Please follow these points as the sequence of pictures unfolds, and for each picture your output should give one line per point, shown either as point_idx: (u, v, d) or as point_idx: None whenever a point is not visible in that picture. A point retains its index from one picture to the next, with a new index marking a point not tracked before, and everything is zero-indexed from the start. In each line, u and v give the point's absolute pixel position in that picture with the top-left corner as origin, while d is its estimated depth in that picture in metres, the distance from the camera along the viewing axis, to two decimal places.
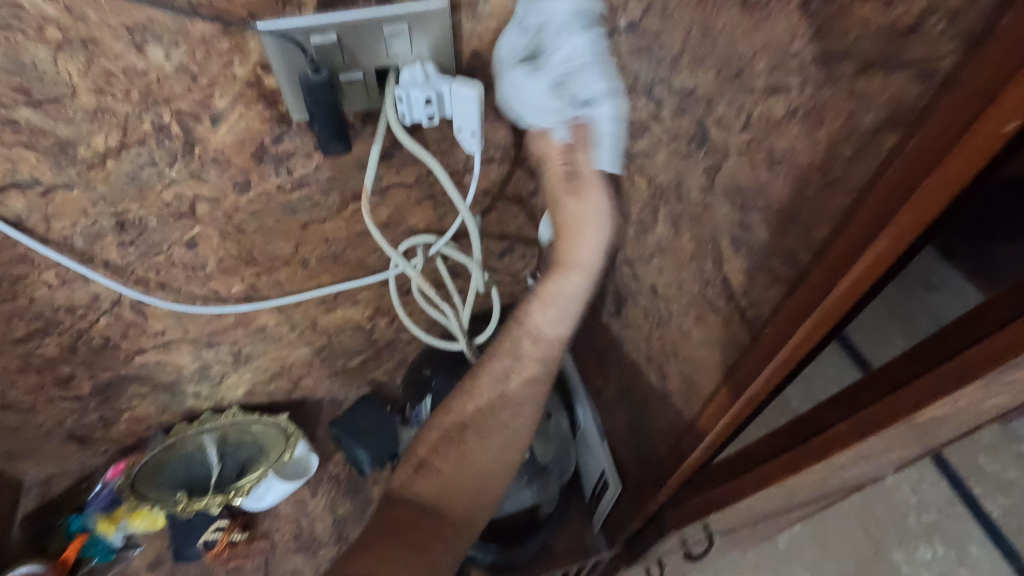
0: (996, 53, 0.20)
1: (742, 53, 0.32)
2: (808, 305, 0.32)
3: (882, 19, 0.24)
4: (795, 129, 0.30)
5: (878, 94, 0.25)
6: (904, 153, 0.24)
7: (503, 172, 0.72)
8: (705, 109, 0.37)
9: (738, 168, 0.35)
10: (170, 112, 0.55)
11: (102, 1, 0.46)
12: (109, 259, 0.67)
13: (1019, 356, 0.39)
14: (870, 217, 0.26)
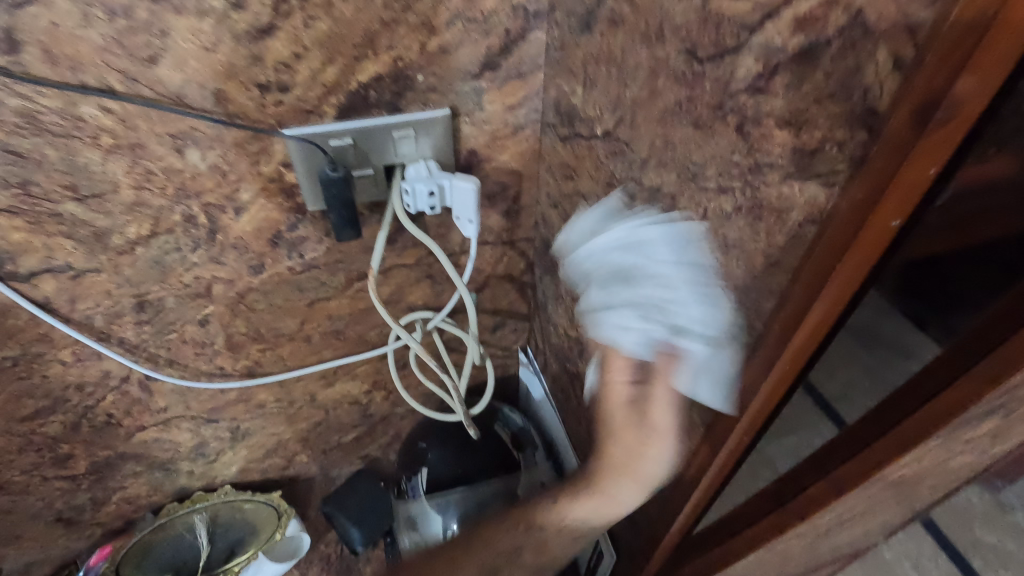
0: (871, 173, 0.27)
1: (696, 160, 0.39)
2: (766, 366, 0.37)
3: (794, 141, 0.31)
4: (741, 221, 0.36)
5: (799, 197, 0.32)
6: (820, 243, 0.30)
7: (496, 252, 0.79)
8: (670, 202, 0.44)
9: (701, 251, 0.42)
10: (199, 204, 0.61)
11: (153, 114, 0.53)
12: (124, 337, 0.71)
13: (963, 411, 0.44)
14: (803, 293, 0.32)
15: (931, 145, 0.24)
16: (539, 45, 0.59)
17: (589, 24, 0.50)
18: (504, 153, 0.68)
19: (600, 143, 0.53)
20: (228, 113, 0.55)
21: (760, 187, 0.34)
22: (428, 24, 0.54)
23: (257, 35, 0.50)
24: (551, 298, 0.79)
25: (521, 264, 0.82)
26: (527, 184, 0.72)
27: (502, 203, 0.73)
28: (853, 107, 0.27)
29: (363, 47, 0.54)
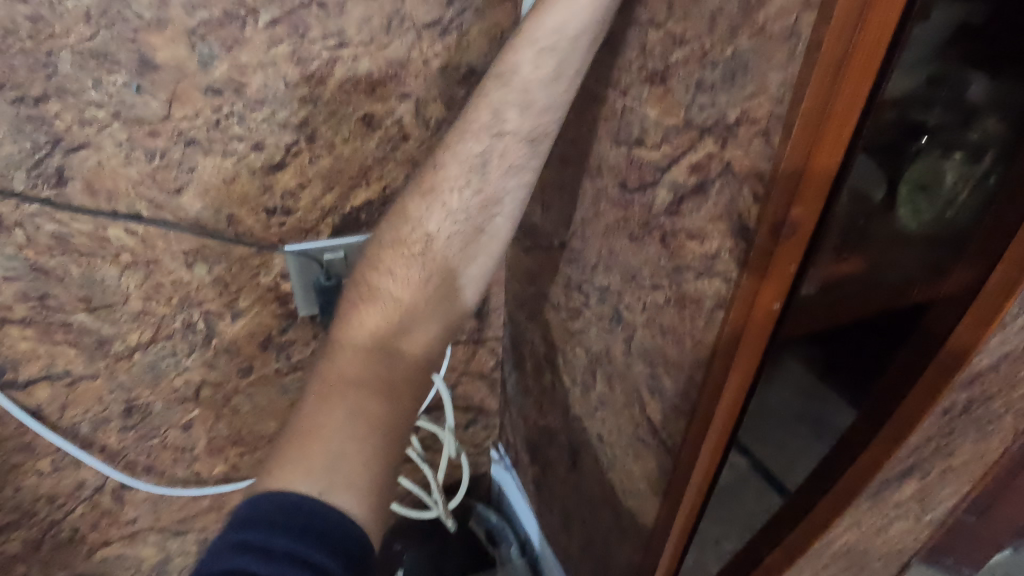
0: (753, 271, 0.36)
1: (634, 264, 0.49)
2: (704, 427, 0.45)
3: (700, 248, 0.41)
4: (671, 310, 0.46)
5: (709, 289, 0.41)
6: (727, 323, 0.40)
7: (469, 351, 0.86)
8: (617, 297, 0.53)
9: (644, 336, 0.50)
10: (200, 312, 0.67)
11: (171, 235, 0.61)
12: (106, 444, 0.72)
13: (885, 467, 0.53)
14: (722, 364, 0.41)
15: (784, 249, 0.35)
16: None
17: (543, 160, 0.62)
18: None
19: (558, 252, 0.64)
20: (238, 232, 0.63)
21: (682, 282, 0.44)
22: (412, 160, 0.65)
23: (268, 169, 0.60)
24: (520, 391, 0.85)
25: (491, 362, 0.89)
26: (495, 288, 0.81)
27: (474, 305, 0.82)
28: (730, 225, 0.38)
29: (357, 177, 0.65)
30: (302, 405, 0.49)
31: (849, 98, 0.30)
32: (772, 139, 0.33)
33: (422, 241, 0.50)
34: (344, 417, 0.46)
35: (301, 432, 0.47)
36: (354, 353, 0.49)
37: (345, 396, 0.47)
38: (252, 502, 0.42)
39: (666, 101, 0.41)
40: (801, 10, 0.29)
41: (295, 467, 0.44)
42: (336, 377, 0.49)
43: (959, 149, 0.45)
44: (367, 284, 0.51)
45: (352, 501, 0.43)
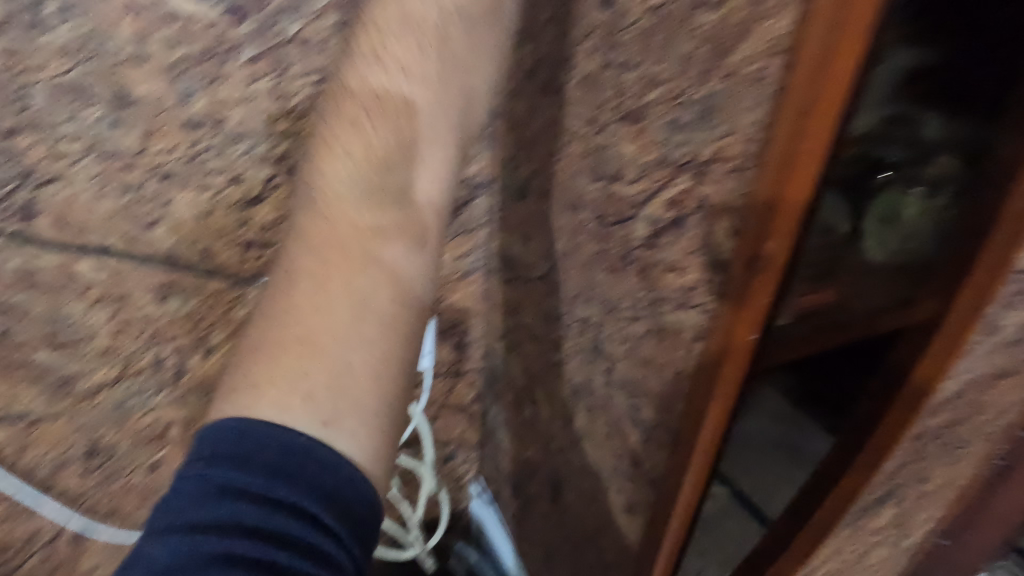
0: (732, 304, 0.38)
1: (613, 296, 0.50)
2: (687, 458, 0.45)
3: (678, 281, 0.42)
4: (650, 341, 0.46)
5: (688, 321, 0.42)
6: (707, 355, 0.40)
7: (448, 384, 0.85)
8: (597, 329, 0.54)
9: (625, 368, 0.51)
10: (171, 348, 0.65)
11: (143, 268, 0.59)
12: (66, 487, 0.69)
13: (863, 493, 0.54)
14: (703, 395, 0.42)
15: (762, 283, 0.36)
16: (484, 209, 0.71)
17: (523, 194, 0.63)
18: (455, 294, 0.77)
19: (538, 284, 0.64)
20: (212, 266, 0.62)
21: (661, 314, 0.44)
22: None
23: (245, 202, 0.60)
24: (501, 425, 0.84)
25: (470, 394, 0.88)
26: (474, 320, 0.81)
27: (453, 338, 0.81)
28: (707, 258, 0.39)
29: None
30: (275, 305, 0.38)
31: (820, 137, 0.30)
32: (746, 175, 0.34)
33: (412, 89, 0.39)
34: (338, 320, 0.37)
35: (283, 341, 0.37)
36: (343, 234, 0.39)
37: (339, 280, 0.38)
38: (225, 424, 0.36)
39: (642, 139, 0.42)
40: (770, 57, 0.31)
41: (284, 390, 0.36)
42: (322, 268, 0.38)
43: (919, 184, 0.48)
44: (341, 145, 0.40)
45: (357, 432, 0.36)
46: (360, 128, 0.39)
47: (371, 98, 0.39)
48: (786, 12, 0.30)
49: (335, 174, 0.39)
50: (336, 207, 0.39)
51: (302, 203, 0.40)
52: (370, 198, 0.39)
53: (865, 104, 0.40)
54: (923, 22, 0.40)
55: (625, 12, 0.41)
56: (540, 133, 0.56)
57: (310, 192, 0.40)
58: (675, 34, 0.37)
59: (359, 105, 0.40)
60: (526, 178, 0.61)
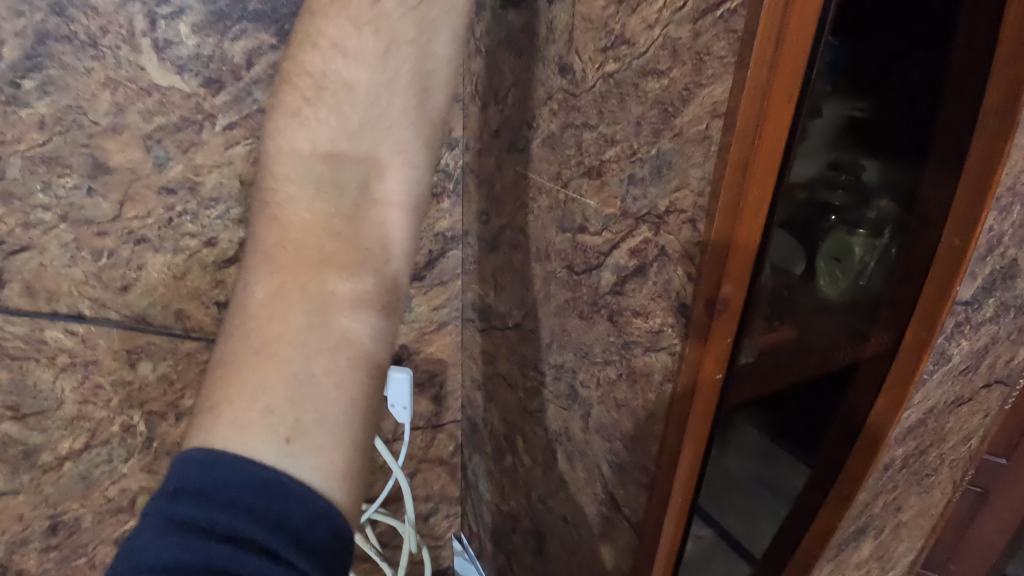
0: (695, 346, 0.39)
1: (586, 341, 0.51)
2: (665, 499, 0.46)
3: (644, 324, 0.44)
4: (623, 385, 0.48)
5: (656, 363, 0.43)
6: (676, 396, 0.42)
7: (427, 436, 0.85)
8: (572, 374, 0.55)
9: (600, 411, 0.52)
10: (141, 413, 0.64)
11: (114, 333, 0.59)
12: (23, 568, 0.65)
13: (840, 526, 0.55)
14: (676, 435, 0.43)
15: (720, 325, 0.38)
16: (457, 260, 0.73)
17: (494, 245, 0.65)
18: (432, 346, 0.78)
19: (513, 332, 0.65)
20: (186, 328, 0.62)
21: (632, 358, 0.46)
22: None
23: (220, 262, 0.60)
24: (482, 476, 0.83)
25: (450, 446, 0.87)
26: (452, 370, 0.82)
27: (431, 389, 0.81)
28: (669, 303, 0.41)
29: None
30: (232, 315, 0.36)
31: (758, 193, 0.35)
32: (698, 226, 0.37)
33: (347, 88, 0.36)
34: (295, 326, 0.34)
35: (237, 353, 0.34)
36: (294, 232, 0.35)
37: (299, 280, 0.35)
38: (191, 455, 0.32)
39: (603, 193, 0.45)
40: (711, 118, 0.34)
41: (242, 407, 0.33)
42: (273, 267, 0.35)
43: (862, 226, 0.52)
44: (290, 131, 0.36)
45: (326, 449, 0.33)
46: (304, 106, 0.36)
47: (313, 71, 0.36)
48: (721, 81, 0.33)
49: (280, 176, 0.36)
50: (284, 205, 0.36)
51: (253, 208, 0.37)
52: (317, 197, 0.36)
53: (807, 154, 0.44)
54: (851, 82, 0.44)
55: (581, 79, 0.45)
56: (508, 188, 0.59)
57: (263, 194, 0.37)
58: (627, 98, 0.40)
59: (302, 83, 0.37)
60: (497, 231, 0.64)
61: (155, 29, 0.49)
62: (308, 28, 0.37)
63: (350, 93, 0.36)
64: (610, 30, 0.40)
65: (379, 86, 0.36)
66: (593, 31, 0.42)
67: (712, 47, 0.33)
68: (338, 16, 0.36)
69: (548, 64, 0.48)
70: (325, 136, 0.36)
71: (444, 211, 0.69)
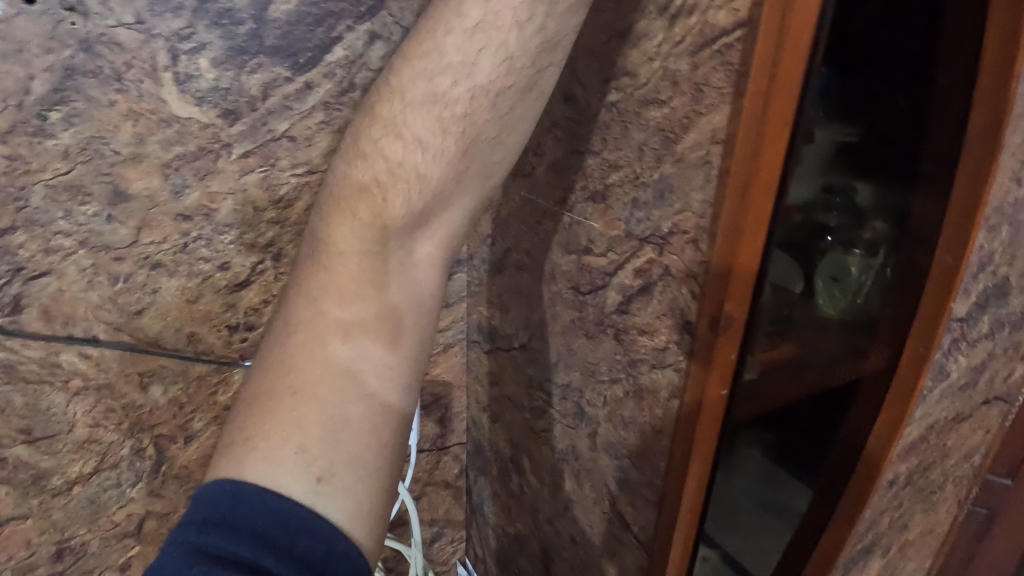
0: (700, 363, 0.41)
1: (592, 360, 0.52)
2: (674, 516, 0.46)
3: (651, 342, 0.45)
4: (629, 402, 0.49)
5: (662, 380, 0.44)
6: (682, 412, 0.43)
7: (432, 459, 0.85)
8: (578, 393, 0.56)
9: (607, 429, 0.52)
10: (151, 436, 0.64)
11: (127, 356, 0.60)
12: None
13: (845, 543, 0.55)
14: (683, 452, 0.44)
15: (724, 342, 0.39)
16: (462, 283, 0.75)
17: (500, 268, 0.66)
18: (437, 367, 0.79)
19: (519, 352, 0.67)
20: (197, 350, 0.63)
21: (638, 375, 0.47)
22: None
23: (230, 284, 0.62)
24: (487, 498, 0.83)
25: (455, 469, 0.87)
26: (457, 393, 0.82)
27: (436, 412, 0.82)
28: (675, 320, 0.42)
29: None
30: (281, 343, 0.37)
31: (761, 210, 0.35)
32: (701, 245, 0.38)
33: (407, 163, 0.36)
34: (337, 371, 0.35)
35: (281, 381, 0.35)
36: (340, 290, 0.37)
37: (342, 328, 0.36)
38: (221, 484, 0.32)
39: (608, 215, 0.47)
40: (711, 144, 0.36)
41: (277, 441, 0.33)
42: (321, 309, 0.36)
43: (858, 246, 0.53)
44: (348, 194, 0.38)
45: (352, 489, 0.33)
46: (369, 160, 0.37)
47: (389, 136, 0.37)
48: (720, 109, 0.35)
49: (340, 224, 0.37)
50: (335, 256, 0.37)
51: (310, 244, 0.39)
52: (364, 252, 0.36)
53: (801, 174, 0.45)
54: (840, 106, 0.45)
55: (584, 107, 0.47)
56: (514, 212, 0.61)
57: (317, 244, 0.39)
58: (629, 125, 0.42)
59: (374, 142, 0.38)
60: (502, 254, 0.65)
61: (177, 64, 0.52)
62: (386, 102, 0.38)
63: (415, 164, 0.36)
64: (612, 62, 0.43)
65: (443, 161, 0.36)
66: (596, 64, 0.44)
67: (711, 78, 0.35)
68: (422, 89, 0.36)
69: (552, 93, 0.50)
70: (382, 198, 0.36)
71: None
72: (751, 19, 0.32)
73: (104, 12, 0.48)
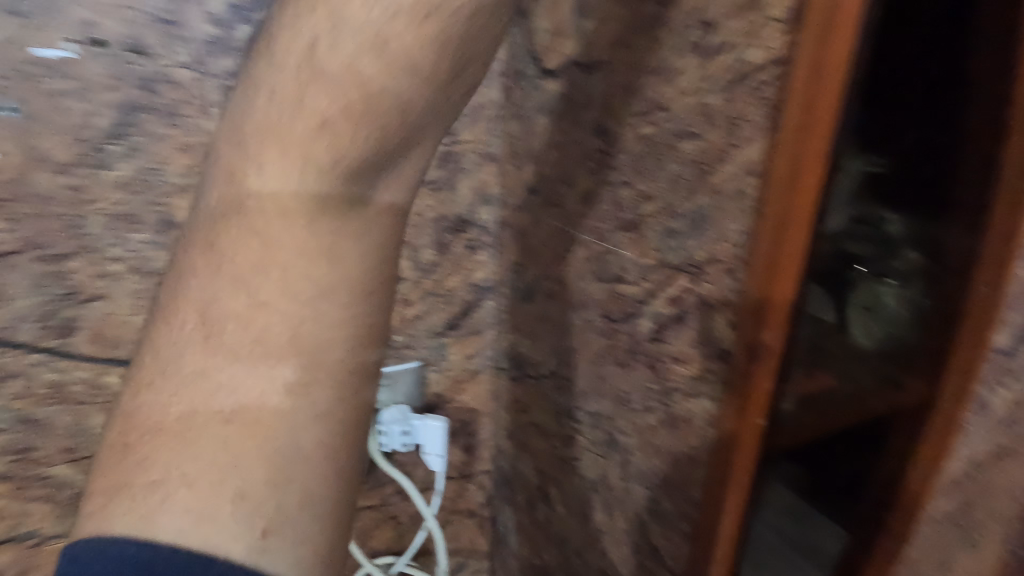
0: (738, 392, 0.40)
1: (624, 388, 0.52)
2: (711, 550, 0.45)
3: (685, 371, 0.45)
4: (663, 431, 0.48)
5: (698, 409, 0.44)
6: (720, 442, 0.42)
7: (457, 487, 0.84)
8: (609, 422, 0.56)
9: (640, 458, 0.52)
10: None
11: None
12: None
13: None
14: (721, 484, 0.43)
15: (761, 373, 0.39)
16: (491, 310, 0.77)
17: (529, 296, 0.67)
18: (464, 394, 0.80)
19: (547, 380, 0.67)
20: None
21: (672, 404, 0.47)
22: (406, 299, 0.71)
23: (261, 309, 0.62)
24: (513, 529, 0.82)
25: (480, 498, 0.87)
26: (483, 420, 0.82)
27: (462, 439, 0.82)
28: (711, 349, 0.42)
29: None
30: (197, 333, 0.34)
31: (796, 242, 0.35)
32: (737, 274, 0.39)
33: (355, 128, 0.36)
34: (280, 347, 0.35)
35: (207, 384, 0.33)
36: (281, 257, 0.36)
37: (288, 305, 0.35)
38: (127, 548, 0.28)
39: (640, 245, 0.48)
40: (747, 176, 0.37)
41: (207, 486, 0.31)
42: (257, 288, 0.35)
43: (890, 275, 0.53)
44: (280, 155, 0.36)
45: (300, 537, 0.32)
46: (308, 108, 0.36)
47: (327, 81, 0.36)
48: (756, 142, 0.36)
49: (274, 186, 0.36)
50: (273, 228, 0.36)
51: (224, 228, 0.36)
52: (310, 217, 0.36)
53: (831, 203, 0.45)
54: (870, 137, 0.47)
55: (617, 140, 0.48)
56: (544, 241, 0.62)
57: (240, 207, 0.37)
58: (662, 158, 0.44)
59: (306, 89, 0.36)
60: (532, 282, 0.66)
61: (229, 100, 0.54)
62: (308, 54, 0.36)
63: (369, 113, 0.36)
64: (646, 97, 0.44)
65: (403, 109, 0.37)
66: (630, 99, 0.46)
67: (746, 113, 0.36)
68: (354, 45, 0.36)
69: (585, 127, 0.52)
70: (340, 142, 0.36)
71: (478, 264, 0.74)
72: (786, 59, 0.33)
73: (165, 54, 0.52)
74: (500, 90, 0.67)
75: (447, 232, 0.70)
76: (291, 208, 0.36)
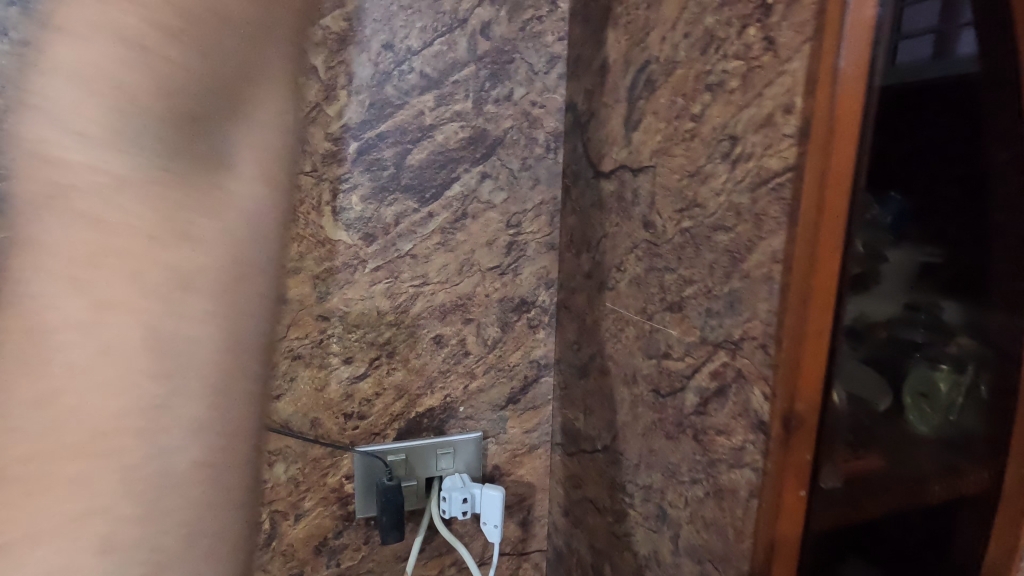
0: (775, 463, 0.43)
1: (672, 461, 0.55)
2: None
3: (727, 441, 0.48)
4: (710, 503, 0.50)
5: (741, 479, 0.46)
6: (760, 515, 0.44)
7: (513, 564, 0.85)
8: (660, 494, 0.58)
9: (690, 532, 0.53)
10: (268, 511, 0.70)
11: None
12: None
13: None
14: (765, 558, 0.44)
15: (793, 446, 0.41)
16: (549, 386, 0.82)
17: (585, 372, 0.72)
18: (522, 468, 0.83)
19: (601, 454, 0.69)
20: None
21: (717, 476, 0.49)
22: (471, 372, 0.78)
23: (236, 370, 0.60)
24: None
25: None
26: (540, 495, 0.85)
27: (519, 514, 0.84)
28: (750, 420, 0.45)
29: (319, 314, 0.69)
30: (20, 372, 0.46)
31: (818, 325, 0.39)
32: (769, 350, 0.43)
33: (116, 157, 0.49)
34: (124, 348, 0.49)
35: (54, 418, 0.47)
36: (92, 279, 0.48)
37: (102, 264, 0.49)
38: None
39: (684, 323, 0.52)
40: (772, 264, 0.42)
41: None
42: (107, 293, 0.49)
43: (944, 361, 0.50)
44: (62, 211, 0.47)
45: None
46: (100, 90, 0.48)
47: (102, 71, 0.47)
48: (777, 235, 0.41)
49: (80, 235, 0.48)
50: (106, 236, 0.49)
51: (50, 237, 0.47)
52: (162, 211, 0.52)
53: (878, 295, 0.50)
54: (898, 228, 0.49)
55: (662, 232, 0.55)
56: (598, 321, 0.68)
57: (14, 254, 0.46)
58: (701, 247, 0.50)
59: (120, 86, 0.48)
60: (587, 359, 0.71)
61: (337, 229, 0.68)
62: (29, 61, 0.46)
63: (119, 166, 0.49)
64: (684, 195, 0.51)
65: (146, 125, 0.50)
66: (671, 197, 0.53)
67: (768, 210, 0.42)
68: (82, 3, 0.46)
69: (634, 220, 0.60)
70: (124, 171, 0.49)
71: (539, 341, 0.80)
72: (797, 166, 0.39)
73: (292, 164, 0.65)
74: (561, 190, 0.76)
75: (511, 311, 0.78)
76: (121, 203, 0.49)
